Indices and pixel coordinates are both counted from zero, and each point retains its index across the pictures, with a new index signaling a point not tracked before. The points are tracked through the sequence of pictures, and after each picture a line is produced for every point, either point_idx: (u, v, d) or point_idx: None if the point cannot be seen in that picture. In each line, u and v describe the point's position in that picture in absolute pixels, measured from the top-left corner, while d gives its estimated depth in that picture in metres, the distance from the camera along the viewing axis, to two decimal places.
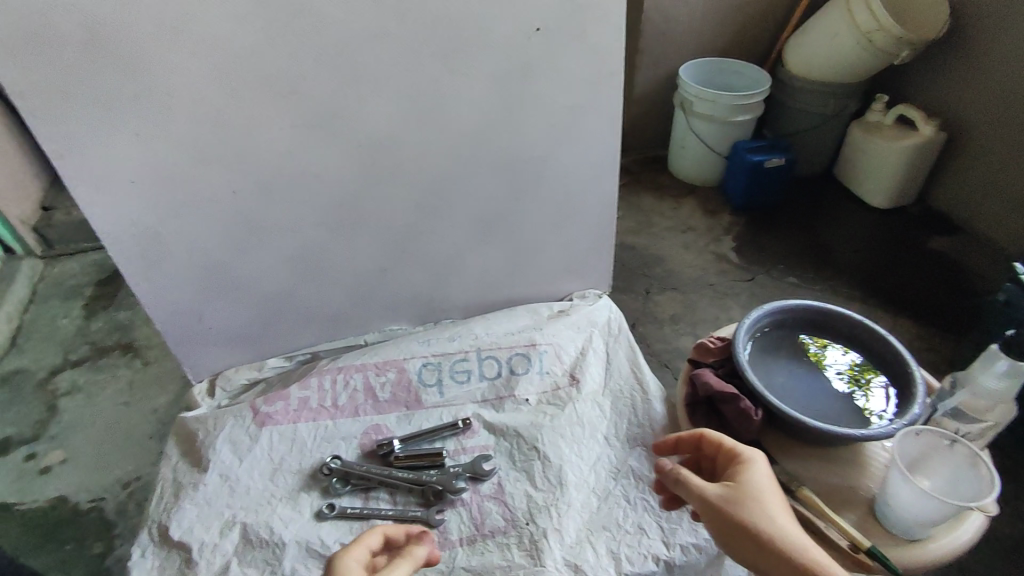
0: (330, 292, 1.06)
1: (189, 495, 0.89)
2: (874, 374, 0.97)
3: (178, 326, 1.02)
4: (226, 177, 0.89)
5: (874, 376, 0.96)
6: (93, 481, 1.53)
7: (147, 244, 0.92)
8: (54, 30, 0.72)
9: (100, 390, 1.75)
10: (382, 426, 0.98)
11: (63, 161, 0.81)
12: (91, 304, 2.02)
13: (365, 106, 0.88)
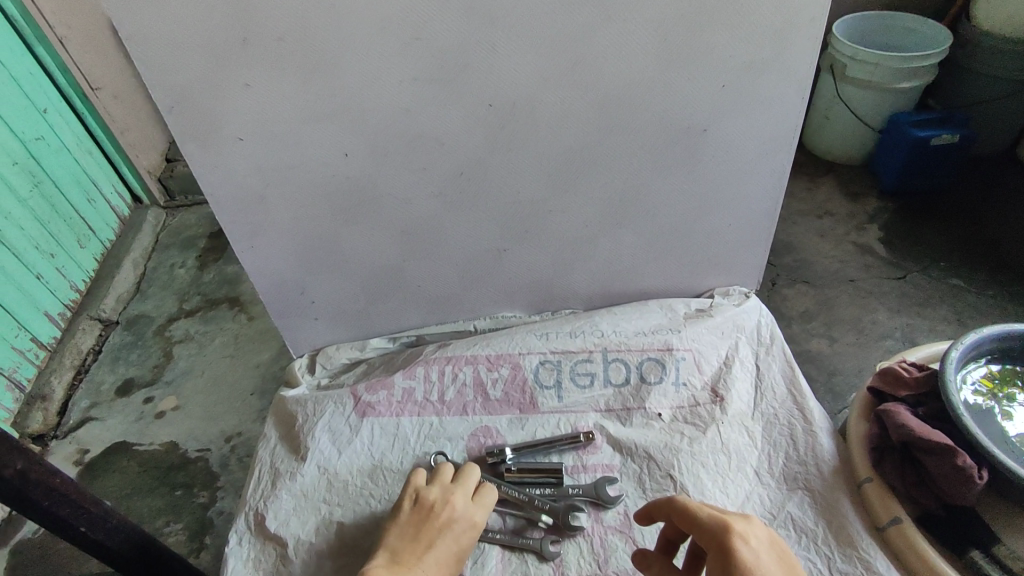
0: (441, 272, 0.95)
1: (286, 485, 0.82)
2: (1016, 385, 0.79)
3: (282, 298, 0.95)
4: (338, 139, 0.78)
5: (1017, 389, 0.79)
6: (201, 431, 1.53)
7: (253, 209, 0.84)
8: None
9: (209, 341, 1.78)
10: (493, 428, 0.86)
11: (170, 113, 0.73)
12: (204, 256, 2.07)
13: (498, 59, 0.73)
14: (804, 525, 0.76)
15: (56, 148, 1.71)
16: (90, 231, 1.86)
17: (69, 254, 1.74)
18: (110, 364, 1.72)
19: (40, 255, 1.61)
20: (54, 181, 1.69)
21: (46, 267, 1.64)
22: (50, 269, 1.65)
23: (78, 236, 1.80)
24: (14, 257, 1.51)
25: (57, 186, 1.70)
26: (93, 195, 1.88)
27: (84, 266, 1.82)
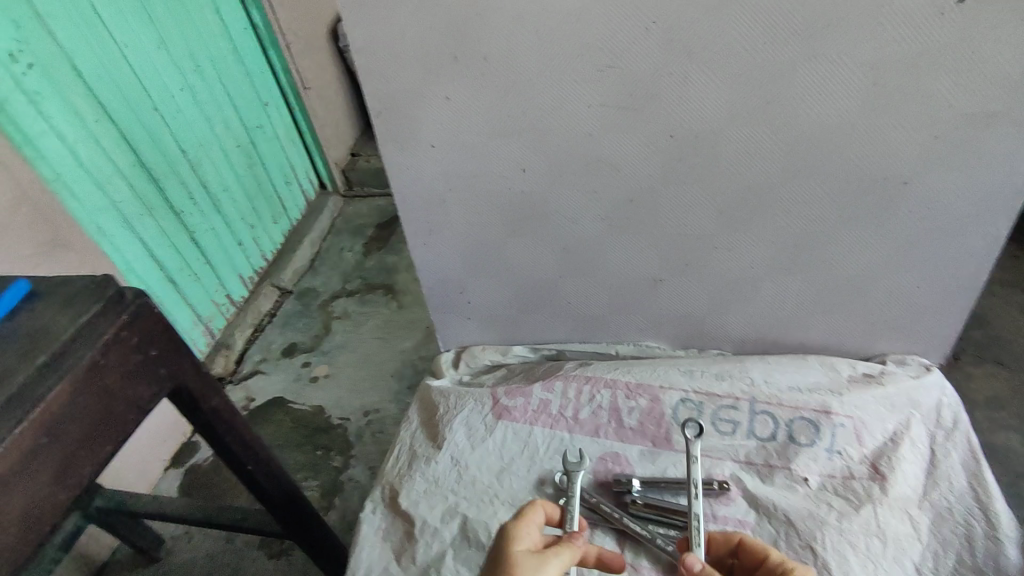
0: (594, 293, 0.96)
1: (421, 468, 0.88)
2: None
3: (443, 294, 1.02)
4: (517, 155, 0.82)
5: None
6: (345, 401, 1.69)
7: (432, 210, 0.91)
8: None
9: (363, 320, 1.96)
10: (621, 456, 0.86)
11: (379, 117, 0.82)
12: (370, 242, 2.28)
13: (688, 91, 0.73)
14: None
15: (269, 135, 1.99)
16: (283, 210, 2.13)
17: (264, 226, 2.00)
18: (280, 327, 1.96)
19: (243, 224, 1.88)
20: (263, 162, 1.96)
21: (246, 235, 1.90)
22: (249, 237, 1.92)
23: (274, 213, 2.07)
24: (224, 223, 1.78)
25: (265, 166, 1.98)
26: (290, 178, 2.16)
27: (274, 239, 2.08)
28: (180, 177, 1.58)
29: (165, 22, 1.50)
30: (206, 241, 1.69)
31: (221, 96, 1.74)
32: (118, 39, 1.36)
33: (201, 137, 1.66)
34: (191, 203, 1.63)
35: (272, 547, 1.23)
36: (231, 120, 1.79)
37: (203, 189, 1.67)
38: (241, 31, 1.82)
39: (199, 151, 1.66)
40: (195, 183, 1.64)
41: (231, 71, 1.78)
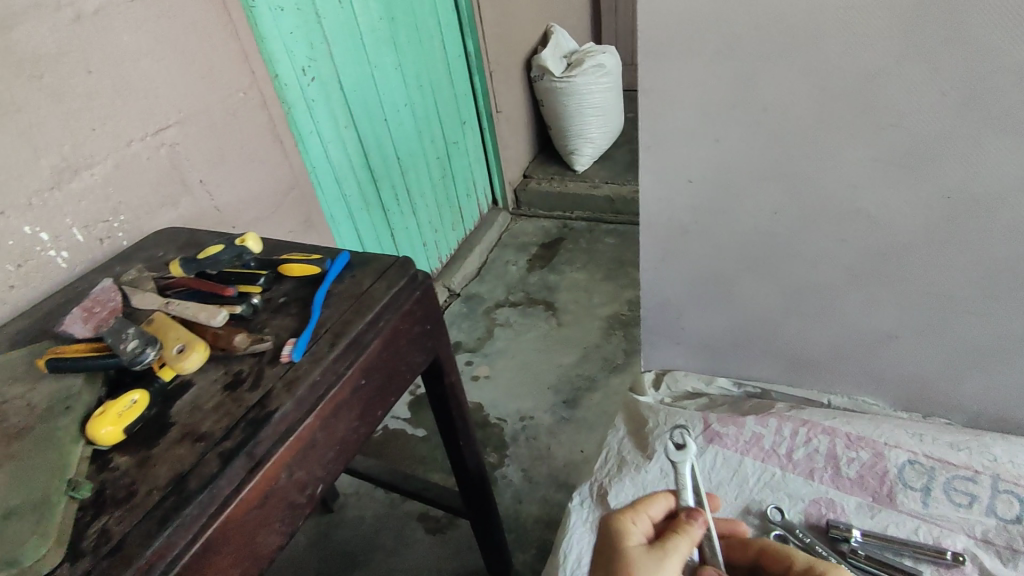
0: (818, 340, 0.98)
1: (630, 473, 0.95)
2: None
3: (659, 317, 1.09)
4: (773, 199, 0.87)
5: None
6: (502, 403, 1.99)
7: (672, 238, 0.98)
8: (697, 39, 0.78)
9: (523, 331, 2.28)
10: (837, 504, 0.86)
11: (647, 150, 0.91)
12: (533, 261, 2.67)
13: (974, 155, 0.74)
14: None
15: (423, 142, 2.31)
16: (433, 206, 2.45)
17: (415, 218, 2.33)
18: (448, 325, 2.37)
19: (397, 215, 2.21)
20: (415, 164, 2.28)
21: (399, 224, 2.23)
22: (401, 226, 2.25)
23: (425, 209, 2.39)
24: (379, 211, 2.12)
25: (417, 168, 2.30)
26: (441, 181, 2.47)
27: (425, 231, 2.40)
28: (350, 170, 1.93)
29: (345, 44, 1.85)
30: (362, 224, 2.04)
31: (385, 107, 2.07)
32: (310, 56, 1.71)
33: (368, 140, 2.00)
34: (356, 193, 1.98)
35: (433, 523, 1.65)
36: (392, 127, 2.12)
37: (367, 183, 2.02)
38: (430, 56, 2.27)
39: (367, 151, 2.00)
40: (361, 177, 1.99)
41: (395, 86, 2.11)
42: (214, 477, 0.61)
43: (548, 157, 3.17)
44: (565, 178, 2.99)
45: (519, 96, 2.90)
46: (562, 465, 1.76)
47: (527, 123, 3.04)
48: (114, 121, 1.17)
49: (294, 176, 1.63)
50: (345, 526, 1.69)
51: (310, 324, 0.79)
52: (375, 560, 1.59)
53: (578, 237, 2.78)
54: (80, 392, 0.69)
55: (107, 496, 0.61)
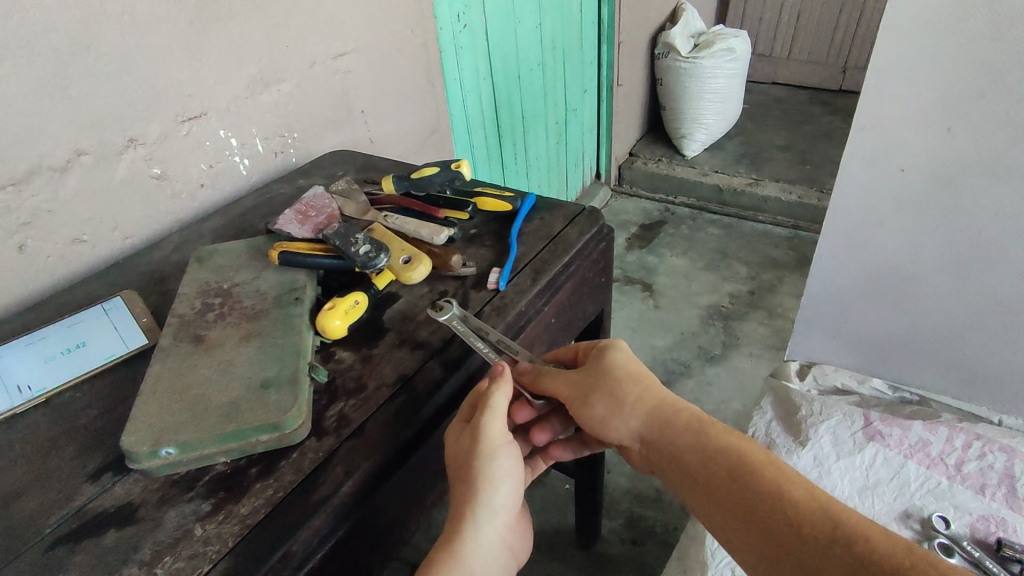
0: (1002, 353, 0.95)
1: (782, 456, 0.94)
2: None
3: (823, 309, 1.07)
4: (996, 199, 0.83)
5: None
6: None
7: (863, 227, 0.95)
8: (955, 19, 0.74)
9: (619, 308, 2.27)
10: (1010, 524, 0.83)
11: (859, 131, 0.87)
12: (632, 241, 2.63)
13: None
14: None
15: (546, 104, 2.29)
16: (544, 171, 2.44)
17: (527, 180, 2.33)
18: None
19: (513, 173, 2.22)
20: (536, 126, 2.27)
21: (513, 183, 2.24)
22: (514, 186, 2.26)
23: (537, 172, 2.39)
24: (499, 167, 2.13)
25: (536, 130, 2.29)
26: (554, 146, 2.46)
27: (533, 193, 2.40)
28: (481, 122, 1.95)
29: None
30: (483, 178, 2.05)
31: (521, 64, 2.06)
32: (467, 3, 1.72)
33: (502, 95, 2.01)
34: (483, 145, 1.99)
35: None
36: (523, 85, 2.11)
37: (493, 137, 2.03)
38: (568, 18, 2.23)
39: (499, 105, 2.01)
40: (489, 130, 2.00)
41: (533, 45, 2.10)
42: (441, 383, 0.64)
43: (656, 139, 3.11)
44: (672, 161, 2.93)
45: (639, 72, 2.84)
46: None
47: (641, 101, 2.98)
48: (304, 40, 1.20)
49: (438, 118, 1.64)
50: None
51: (511, 256, 0.80)
52: None
53: (680, 223, 2.72)
54: (305, 286, 0.73)
55: (339, 385, 0.65)
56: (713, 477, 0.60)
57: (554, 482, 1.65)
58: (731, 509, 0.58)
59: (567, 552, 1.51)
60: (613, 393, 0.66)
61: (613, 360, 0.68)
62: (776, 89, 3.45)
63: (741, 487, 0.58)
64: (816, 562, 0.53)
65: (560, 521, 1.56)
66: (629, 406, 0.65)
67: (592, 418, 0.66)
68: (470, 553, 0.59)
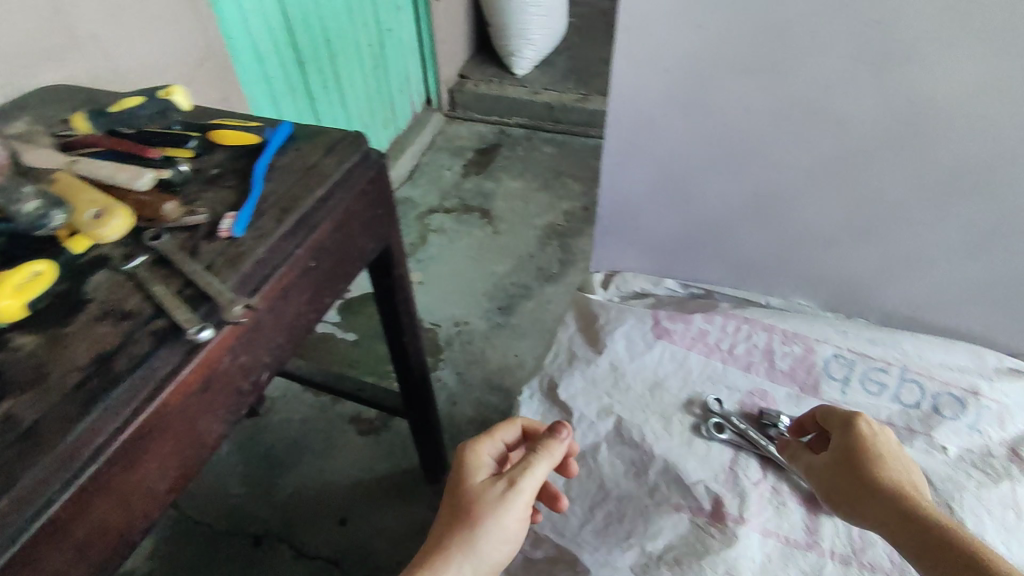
0: (765, 242, 1.02)
1: (580, 368, 0.97)
2: None
3: (614, 216, 1.07)
4: (746, 93, 0.86)
5: None
6: (436, 309, 1.97)
7: (640, 131, 0.95)
8: None
9: (458, 238, 2.23)
10: (767, 394, 0.93)
11: (624, 32, 0.85)
12: (468, 167, 2.58)
13: (944, 59, 0.75)
14: None
15: (354, 25, 2.08)
16: (365, 99, 2.26)
17: (345, 110, 2.14)
18: None
19: (325, 105, 2.02)
20: (345, 50, 2.06)
21: (327, 115, 2.05)
22: (329, 117, 2.06)
23: (355, 100, 2.20)
24: (307, 98, 1.93)
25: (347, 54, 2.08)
26: (372, 72, 2.27)
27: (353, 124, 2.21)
28: (274, 47, 1.72)
29: None
30: (287, 111, 1.85)
31: None
32: None
33: (297, 14, 1.78)
34: (281, 74, 1.77)
35: (365, 425, 1.64)
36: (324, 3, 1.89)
37: (293, 64, 1.82)
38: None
39: (295, 27, 1.78)
40: (287, 56, 1.78)
41: None
42: (147, 355, 0.54)
43: (486, 58, 3.00)
44: (503, 80, 2.85)
45: None
46: (496, 368, 1.78)
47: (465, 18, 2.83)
48: None
49: (208, 44, 1.41)
50: (268, 432, 1.64)
51: (252, 195, 0.70)
52: (304, 464, 1.57)
53: (515, 144, 2.70)
54: None
55: (13, 377, 0.53)
56: (859, 481, 0.70)
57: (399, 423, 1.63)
58: (880, 516, 0.67)
59: (416, 488, 1.52)
60: (882, 473, 0.70)
61: (839, 433, 0.76)
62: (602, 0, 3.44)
63: (870, 471, 0.70)
64: (918, 539, 0.63)
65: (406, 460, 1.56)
66: (875, 482, 0.69)
67: (855, 508, 0.70)
68: (483, 543, 0.70)
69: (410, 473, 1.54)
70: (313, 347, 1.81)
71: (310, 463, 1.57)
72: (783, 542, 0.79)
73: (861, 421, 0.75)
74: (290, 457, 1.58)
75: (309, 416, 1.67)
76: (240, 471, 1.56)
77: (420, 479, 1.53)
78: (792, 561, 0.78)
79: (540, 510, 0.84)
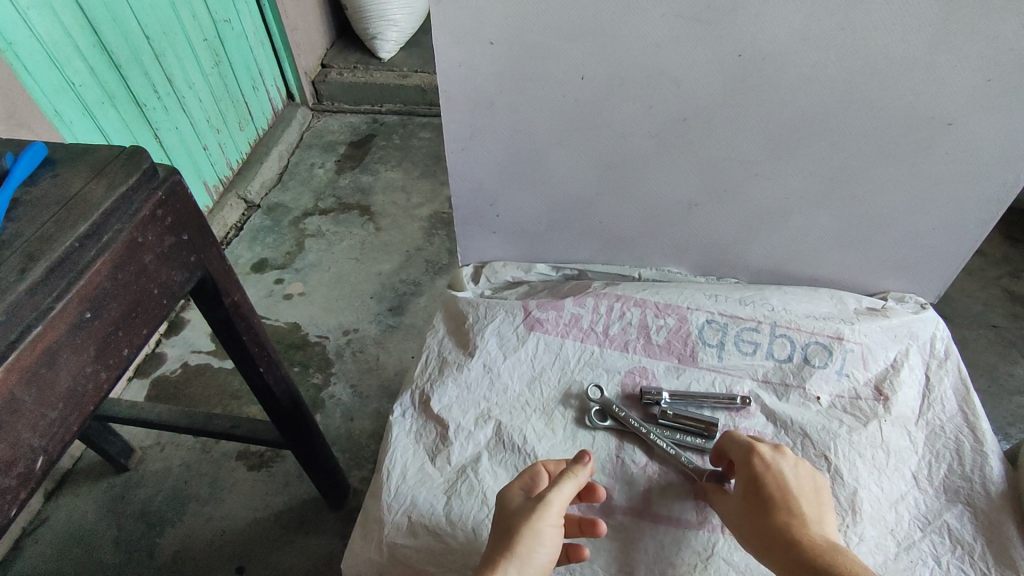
0: (627, 213, 0.98)
1: (453, 375, 0.89)
2: None
3: (471, 205, 1.00)
4: (579, 60, 0.80)
5: None
6: (321, 320, 1.83)
7: (478, 111, 0.88)
8: None
9: (338, 240, 2.08)
10: (649, 371, 0.89)
11: (438, 3, 0.77)
12: (342, 162, 2.41)
13: (761, 8, 0.72)
14: (961, 536, 0.79)
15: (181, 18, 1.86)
16: (209, 100, 2.03)
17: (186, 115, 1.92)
18: (249, 243, 2.09)
19: (159, 111, 1.80)
20: (173, 47, 1.84)
21: (164, 122, 1.82)
22: (167, 125, 1.84)
23: (197, 103, 1.97)
24: (133, 105, 1.70)
25: (177, 52, 1.85)
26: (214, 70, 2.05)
27: (200, 130, 1.99)
28: (78, 50, 1.48)
29: None
30: (109, 122, 1.62)
31: None
32: None
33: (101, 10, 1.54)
34: (92, 80, 1.54)
35: (253, 458, 1.50)
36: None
37: (106, 67, 1.58)
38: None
39: (102, 24, 1.55)
40: (97, 59, 1.55)
41: None
42: None
43: (349, 43, 2.81)
44: (369, 66, 2.68)
45: None
46: (393, 374, 1.69)
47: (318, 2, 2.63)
48: None
49: None
50: (140, 486, 1.45)
51: None
52: (185, 516, 1.40)
53: (390, 133, 2.56)
54: None
55: None
56: (761, 517, 0.67)
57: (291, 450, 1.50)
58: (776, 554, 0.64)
59: (316, 520, 1.40)
60: (783, 504, 0.67)
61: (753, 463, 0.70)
62: None
63: (779, 516, 0.66)
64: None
65: (302, 491, 1.44)
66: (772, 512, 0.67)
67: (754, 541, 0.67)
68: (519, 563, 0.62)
69: (309, 504, 1.42)
70: (184, 383, 1.63)
71: (193, 513, 1.41)
72: (675, 527, 0.76)
73: (763, 447, 0.71)
74: (169, 511, 1.41)
75: (188, 460, 1.50)
76: (110, 538, 1.37)
77: (320, 508, 1.41)
78: (684, 544, 0.75)
79: (420, 542, 0.76)
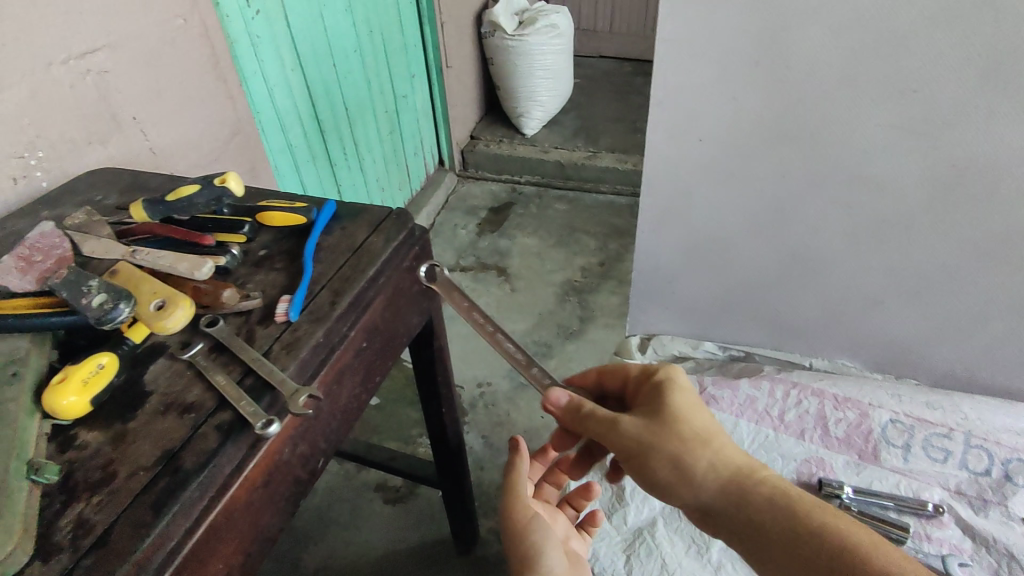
0: (804, 303, 1.07)
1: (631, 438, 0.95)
2: None
3: (651, 281, 1.12)
4: (784, 161, 0.90)
5: None
6: (458, 369, 1.95)
7: (676, 197, 0.99)
8: None
9: (476, 297, 2.23)
10: (827, 461, 0.99)
11: (659, 105, 0.89)
12: (483, 225, 2.60)
13: (988, 127, 0.81)
14: None
15: (370, 94, 2.15)
16: (381, 163, 2.30)
17: (362, 174, 2.18)
18: None
19: (343, 169, 2.06)
20: (362, 116, 2.12)
21: (346, 179, 2.08)
22: (347, 181, 2.10)
23: (372, 164, 2.24)
24: (327, 164, 1.96)
25: (364, 121, 2.13)
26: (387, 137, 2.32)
27: (369, 187, 2.24)
28: (297, 117, 1.76)
29: None
30: (307, 177, 1.87)
31: (335, 51, 1.90)
32: None
33: (315, 84, 1.83)
34: (302, 141, 1.81)
35: (391, 493, 1.59)
36: (342, 73, 1.96)
37: (313, 131, 1.86)
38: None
39: (315, 97, 1.84)
40: (309, 125, 1.83)
41: (345, 29, 1.93)
42: (214, 452, 0.53)
43: (496, 119, 3.08)
44: (513, 140, 2.92)
45: (468, 52, 2.78)
46: (522, 430, 1.74)
47: (475, 82, 2.92)
48: (30, 35, 0.96)
49: (239, 117, 1.43)
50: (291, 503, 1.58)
51: (307, 277, 0.70)
52: (329, 538, 1.50)
53: (528, 202, 2.73)
54: (28, 355, 0.57)
55: (79, 480, 0.51)
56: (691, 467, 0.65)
57: (426, 491, 1.59)
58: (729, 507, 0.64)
59: (446, 563, 1.45)
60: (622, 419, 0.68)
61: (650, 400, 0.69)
62: (604, 63, 3.57)
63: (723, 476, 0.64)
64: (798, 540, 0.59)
65: (435, 532, 1.50)
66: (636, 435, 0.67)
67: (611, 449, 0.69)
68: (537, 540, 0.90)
69: (440, 546, 1.47)
70: None
71: (336, 536, 1.51)
72: None
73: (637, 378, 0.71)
74: (315, 530, 1.52)
75: (333, 486, 1.61)
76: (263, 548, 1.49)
77: (450, 552, 1.46)
78: None
79: None
